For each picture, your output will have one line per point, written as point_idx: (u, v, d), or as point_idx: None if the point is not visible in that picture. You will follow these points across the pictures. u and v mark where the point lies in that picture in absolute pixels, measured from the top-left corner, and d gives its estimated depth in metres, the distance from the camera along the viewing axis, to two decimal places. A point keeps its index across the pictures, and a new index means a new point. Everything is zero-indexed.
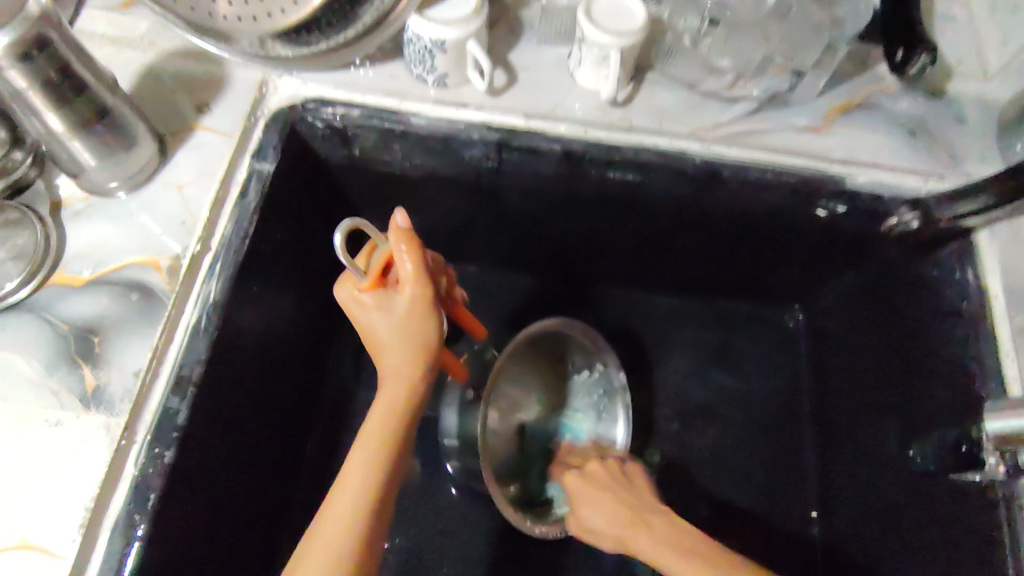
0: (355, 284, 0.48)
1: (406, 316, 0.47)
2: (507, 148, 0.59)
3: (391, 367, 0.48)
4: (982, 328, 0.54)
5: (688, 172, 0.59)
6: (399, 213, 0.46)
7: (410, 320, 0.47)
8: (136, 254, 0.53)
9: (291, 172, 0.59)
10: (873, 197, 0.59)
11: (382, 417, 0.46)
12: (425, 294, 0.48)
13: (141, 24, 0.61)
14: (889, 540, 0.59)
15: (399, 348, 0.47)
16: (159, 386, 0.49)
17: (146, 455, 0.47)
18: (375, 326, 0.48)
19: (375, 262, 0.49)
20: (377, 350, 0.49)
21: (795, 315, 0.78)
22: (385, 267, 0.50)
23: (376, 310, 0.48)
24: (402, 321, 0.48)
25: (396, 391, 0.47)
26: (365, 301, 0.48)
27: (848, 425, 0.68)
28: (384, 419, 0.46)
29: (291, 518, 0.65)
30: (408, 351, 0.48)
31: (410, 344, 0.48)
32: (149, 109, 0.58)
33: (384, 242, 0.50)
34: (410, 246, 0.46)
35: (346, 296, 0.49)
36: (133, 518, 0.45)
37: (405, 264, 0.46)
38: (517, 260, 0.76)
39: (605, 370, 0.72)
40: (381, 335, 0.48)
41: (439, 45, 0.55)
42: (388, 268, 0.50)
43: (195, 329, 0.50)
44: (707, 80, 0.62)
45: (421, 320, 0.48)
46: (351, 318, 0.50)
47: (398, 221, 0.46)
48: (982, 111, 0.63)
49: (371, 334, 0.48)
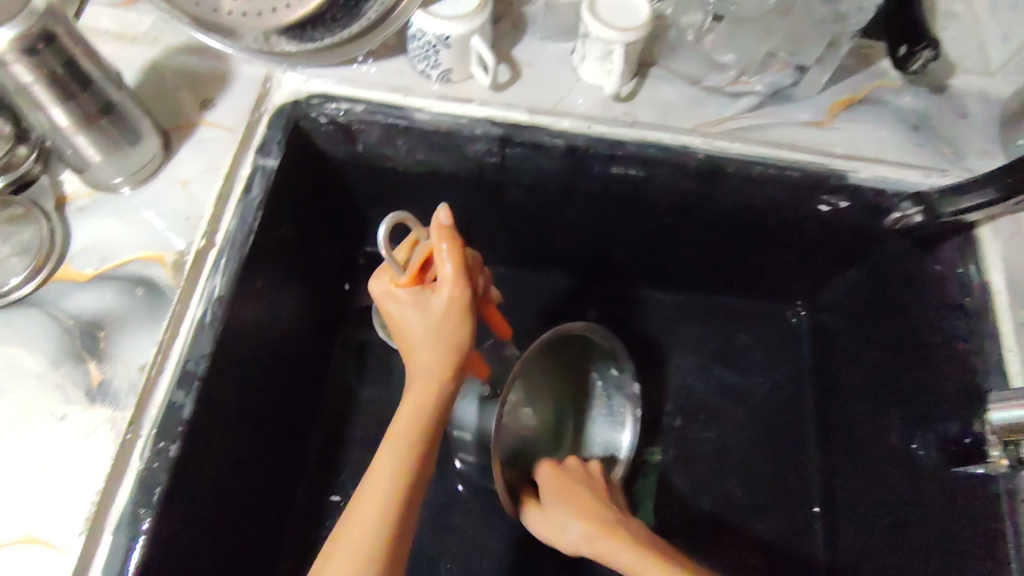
0: (393, 279, 0.48)
1: (441, 319, 0.46)
2: (510, 143, 0.59)
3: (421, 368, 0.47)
4: (985, 322, 0.54)
5: (691, 167, 0.59)
6: (442, 210, 0.44)
7: (444, 324, 0.46)
8: (140, 248, 0.53)
9: (295, 167, 0.59)
10: (875, 192, 0.59)
11: (409, 417, 0.47)
12: (462, 300, 0.46)
13: (146, 19, 0.61)
14: (892, 535, 0.59)
15: (431, 351, 0.47)
16: (163, 381, 0.49)
17: (151, 449, 0.47)
18: (410, 325, 0.47)
19: (415, 258, 0.48)
20: (408, 347, 0.48)
21: (797, 311, 0.78)
22: (426, 264, 0.48)
23: (411, 308, 0.47)
24: (436, 324, 0.46)
25: (423, 393, 0.47)
26: (401, 299, 0.47)
27: (850, 419, 0.68)
28: (412, 419, 0.47)
29: (296, 514, 0.66)
30: (439, 355, 0.47)
31: (442, 349, 0.47)
32: (154, 104, 0.58)
33: (425, 237, 0.48)
34: (452, 247, 0.44)
35: (382, 289, 0.48)
36: (138, 512, 0.45)
37: (445, 265, 0.45)
38: (521, 256, 0.76)
39: (618, 375, 0.72)
40: (413, 334, 0.47)
41: (444, 41, 0.55)
42: (429, 263, 0.49)
43: (200, 324, 0.51)
44: (710, 75, 0.62)
45: (456, 326, 0.47)
46: (384, 312, 0.49)
47: (440, 219, 0.44)
48: (985, 106, 0.63)
49: (405, 331, 0.48)
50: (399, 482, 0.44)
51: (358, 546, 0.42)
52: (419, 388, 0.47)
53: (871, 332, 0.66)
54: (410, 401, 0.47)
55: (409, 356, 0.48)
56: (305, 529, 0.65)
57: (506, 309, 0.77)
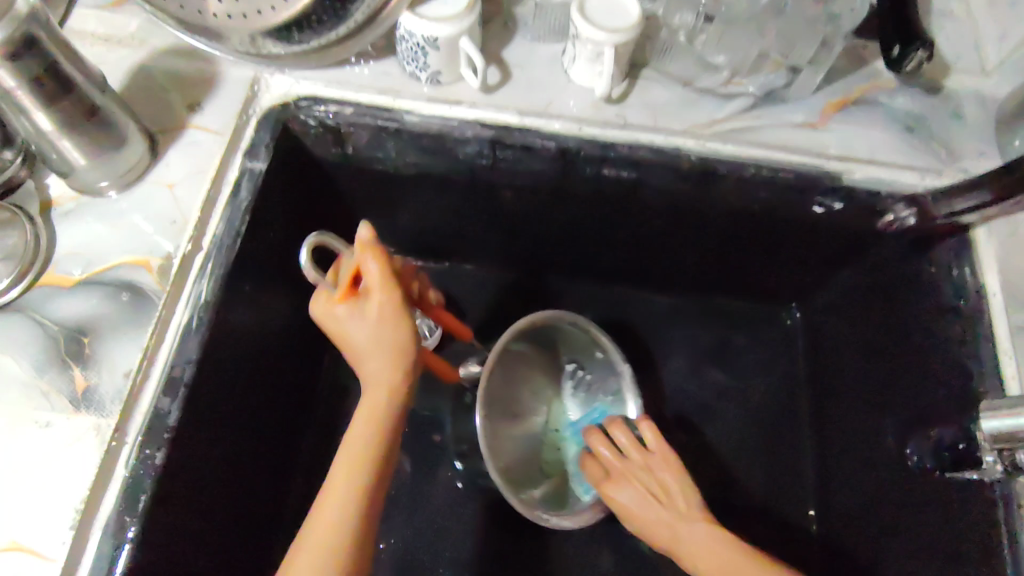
0: (328, 296, 0.50)
1: (376, 321, 0.48)
2: (501, 145, 0.59)
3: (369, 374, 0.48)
4: (981, 325, 0.54)
5: (683, 169, 0.59)
6: (363, 227, 0.47)
7: (381, 327, 0.48)
8: (125, 254, 0.52)
9: (284, 170, 0.59)
10: (868, 193, 0.59)
11: (364, 420, 0.47)
12: (395, 299, 0.48)
13: (132, 22, 0.61)
14: (888, 539, 0.59)
15: (373, 353, 0.48)
16: (149, 387, 0.48)
17: (136, 456, 0.46)
18: (351, 333, 0.49)
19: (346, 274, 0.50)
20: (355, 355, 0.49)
21: (792, 313, 0.77)
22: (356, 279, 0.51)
23: (350, 317, 0.49)
24: (375, 328, 0.48)
25: (374, 394, 0.47)
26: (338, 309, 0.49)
27: (844, 422, 0.67)
28: (368, 415, 0.47)
29: (286, 519, 0.65)
30: (381, 357, 0.48)
31: (383, 352, 0.48)
32: (140, 108, 0.57)
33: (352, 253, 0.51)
34: (375, 254, 0.47)
35: (321, 309, 0.50)
36: (123, 520, 0.45)
37: (372, 274, 0.48)
38: (513, 259, 0.75)
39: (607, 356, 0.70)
40: (356, 341, 0.48)
41: (432, 43, 0.55)
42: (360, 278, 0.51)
43: (186, 329, 0.50)
44: (703, 77, 0.61)
45: (391, 325, 0.48)
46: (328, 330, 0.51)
47: (363, 234, 0.47)
48: (981, 106, 0.63)
49: (347, 341, 0.49)
50: (355, 478, 0.44)
51: (318, 548, 0.42)
52: (368, 391, 0.48)
53: (865, 334, 0.65)
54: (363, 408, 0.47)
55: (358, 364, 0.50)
56: (296, 535, 0.65)
57: (499, 312, 0.77)
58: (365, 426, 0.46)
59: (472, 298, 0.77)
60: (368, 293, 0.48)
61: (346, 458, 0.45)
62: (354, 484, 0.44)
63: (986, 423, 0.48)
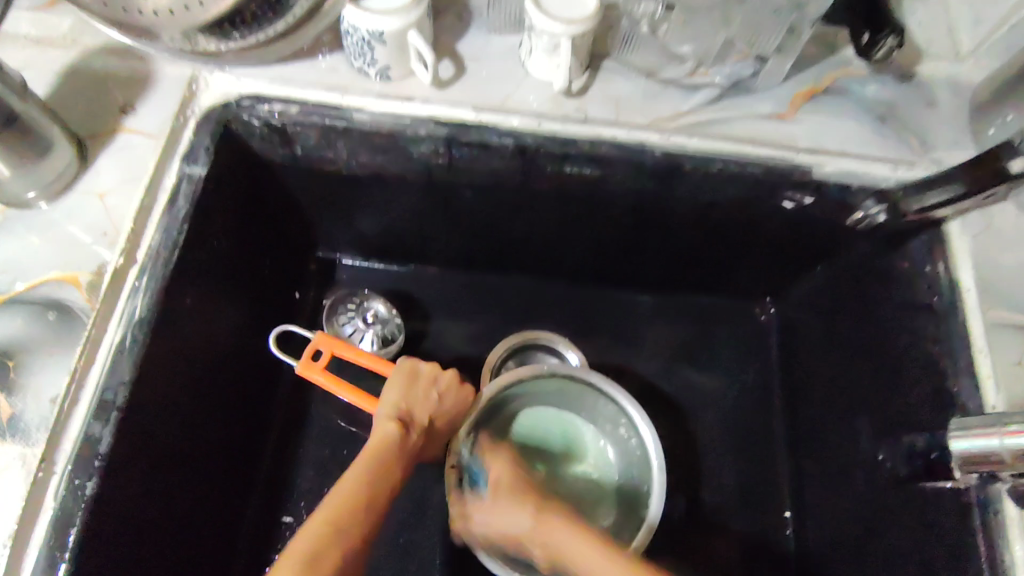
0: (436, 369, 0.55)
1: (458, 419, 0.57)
2: (455, 143, 0.56)
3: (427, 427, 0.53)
4: (953, 323, 0.52)
5: (647, 165, 0.56)
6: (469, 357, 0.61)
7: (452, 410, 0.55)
8: (54, 270, 0.49)
9: (227, 173, 0.56)
10: (840, 186, 0.56)
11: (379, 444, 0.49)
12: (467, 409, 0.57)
13: (65, 22, 0.57)
14: (866, 545, 0.57)
15: (437, 429, 0.55)
16: (79, 412, 0.46)
17: (66, 487, 0.43)
18: (450, 398, 0.55)
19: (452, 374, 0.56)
20: (410, 389, 0.53)
21: (766, 309, 0.75)
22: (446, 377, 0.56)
23: (444, 392, 0.55)
24: (447, 407, 0.55)
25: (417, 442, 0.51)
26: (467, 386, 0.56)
27: (819, 421, 0.65)
28: (386, 445, 0.49)
29: (244, 539, 0.62)
30: (433, 435, 0.55)
31: (433, 435, 0.55)
32: (69, 112, 0.54)
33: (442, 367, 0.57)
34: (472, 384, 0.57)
35: (427, 372, 0.54)
36: (55, 556, 0.42)
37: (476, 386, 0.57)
38: (477, 260, 0.72)
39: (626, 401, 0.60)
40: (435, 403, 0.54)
41: (378, 37, 0.52)
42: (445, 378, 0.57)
43: (119, 350, 0.47)
44: (666, 67, 0.59)
45: (446, 426, 0.55)
46: (407, 384, 0.53)
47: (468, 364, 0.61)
48: (954, 93, 0.61)
49: (421, 386, 0.54)
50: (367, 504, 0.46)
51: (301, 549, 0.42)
52: (412, 437, 0.51)
53: (837, 331, 0.63)
54: (399, 447, 0.50)
55: (406, 401, 0.53)
56: (254, 555, 0.62)
57: (466, 314, 0.74)
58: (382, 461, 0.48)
59: (436, 301, 0.74)
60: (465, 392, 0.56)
61: (357, 472, 0.47)
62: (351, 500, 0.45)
63: (957, 443, 0.48)
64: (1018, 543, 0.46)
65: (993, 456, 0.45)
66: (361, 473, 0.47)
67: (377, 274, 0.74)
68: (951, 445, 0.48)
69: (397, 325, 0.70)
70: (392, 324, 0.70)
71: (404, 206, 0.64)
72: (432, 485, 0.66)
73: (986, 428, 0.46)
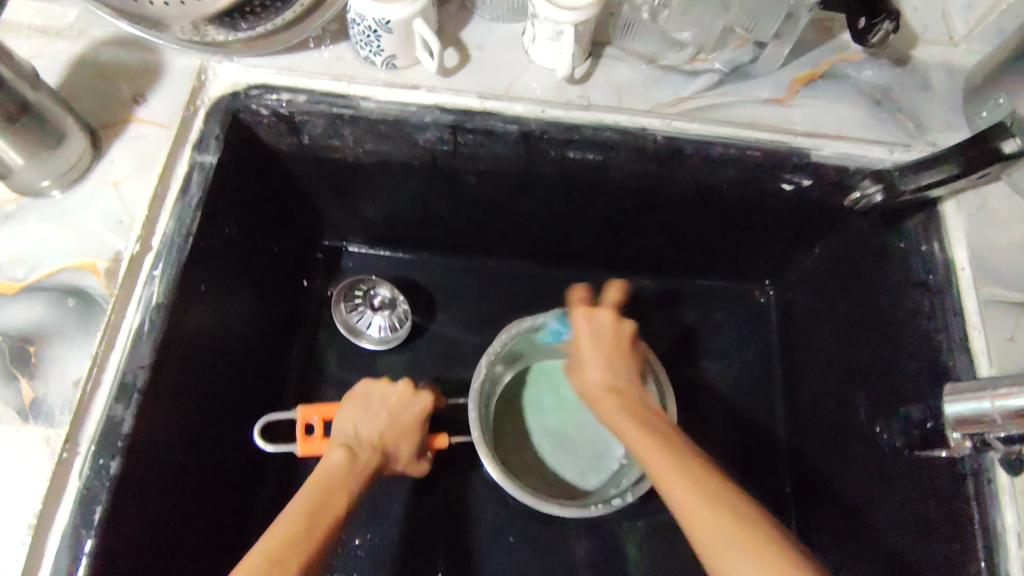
0: (387, 392, 0.57)
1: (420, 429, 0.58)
2: (461, 130, 0.57)
3: (380, 442, 0.54)
4: (950, 300, 0.54)
5: (649, 149, 0.57)
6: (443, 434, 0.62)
7: (406, 423, 0.57)
8: (71, 257, 0.50)
9: (238, 162, 0.57)
10: (837, 169, 0.58)
11: (337, 461, 0.50)
12: (421, 417, 0.58)
13: (72, 12, 0.58)
14: (863, 516, 0.59)
15: (396, 444, 0.56)
16: (100, 395, 0.47)
17: (90, 467, 0.45)
18: (402, 413, 0.57)
19: (402, 392, 0.58)
20: (361, 411, 0.55)
21: (765, 291, 0.77)
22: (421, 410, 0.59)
23: (395, 408, 0.57)
24: (398, 421, 0.56)
25: (371, 460, 0.52)
26: (420, 403, 0.58)
27: (817, 398, 0.67)
28: (343, 461, 0.50)
29: (258, 520, 0.63)
30: (394, 452, 0.56)
31: (392, 453, 0.56)
32: (80, 101, 0.55)
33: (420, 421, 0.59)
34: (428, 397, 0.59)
35: (376, 393, 0.57)
36: (80, 533, 0.43)
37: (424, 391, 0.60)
38: (482, 246, 0.73)
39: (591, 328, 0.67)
40: (382, 420, 0.56)
41: (384, 25, 0.52)
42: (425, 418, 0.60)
43: (138, 334, 0.48)
44: (667, 53, 0.60)
45: (405, 434, 0.57)
46: (353, 413, 0.55)
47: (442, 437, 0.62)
48: (948, 77, 0.62)
49: (368, 408, 0.56)
50: (313, 519, 0.45)
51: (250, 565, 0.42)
52: (364, 454, 0.52)
53: (835, 311, 0.65)
54: (353, 464, 0.51)
55: (354, 421, 0.55)
56: None
57: (471, 300, 0.75)
58: (332, 475, 0.49)
59: (443, 287, 0.75)
60: (414, 402, 0.58)
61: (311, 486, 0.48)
62: (294, 514, 0.45)
63: (951, 406, 0.47)
64: (1008, 509, 0.48)
65: (985, 419, 0.45)
66: (312, 496, 0.47)
67: (384, 261, 0.75)
68: (945, 409, 0.48)
69: (404, 311, 0.71)
70: (399, 310, 0.71)
71: (410, 193, 0.65)
72: (440, 467, 0.68)
73: (978, 392, 0.46)
